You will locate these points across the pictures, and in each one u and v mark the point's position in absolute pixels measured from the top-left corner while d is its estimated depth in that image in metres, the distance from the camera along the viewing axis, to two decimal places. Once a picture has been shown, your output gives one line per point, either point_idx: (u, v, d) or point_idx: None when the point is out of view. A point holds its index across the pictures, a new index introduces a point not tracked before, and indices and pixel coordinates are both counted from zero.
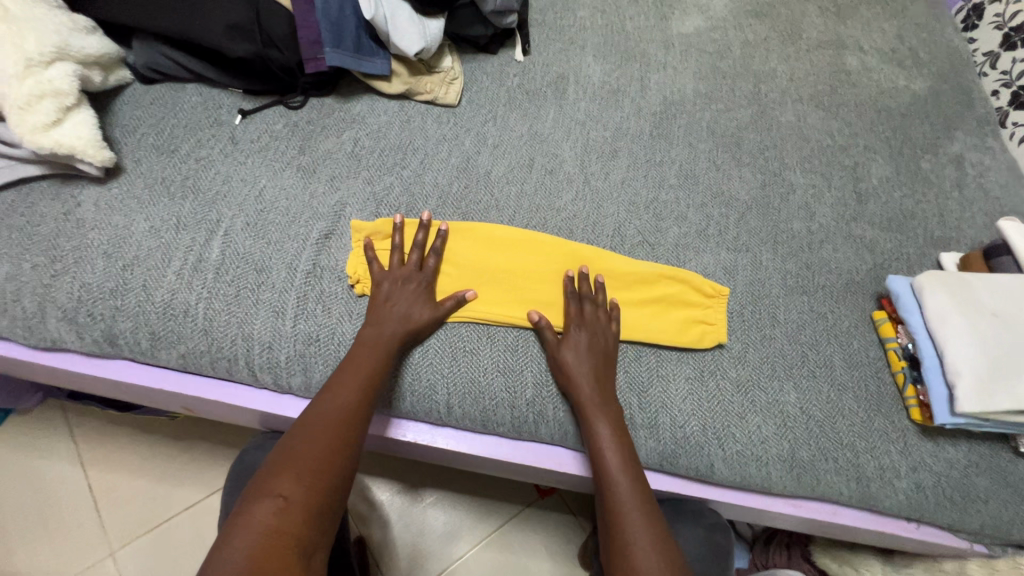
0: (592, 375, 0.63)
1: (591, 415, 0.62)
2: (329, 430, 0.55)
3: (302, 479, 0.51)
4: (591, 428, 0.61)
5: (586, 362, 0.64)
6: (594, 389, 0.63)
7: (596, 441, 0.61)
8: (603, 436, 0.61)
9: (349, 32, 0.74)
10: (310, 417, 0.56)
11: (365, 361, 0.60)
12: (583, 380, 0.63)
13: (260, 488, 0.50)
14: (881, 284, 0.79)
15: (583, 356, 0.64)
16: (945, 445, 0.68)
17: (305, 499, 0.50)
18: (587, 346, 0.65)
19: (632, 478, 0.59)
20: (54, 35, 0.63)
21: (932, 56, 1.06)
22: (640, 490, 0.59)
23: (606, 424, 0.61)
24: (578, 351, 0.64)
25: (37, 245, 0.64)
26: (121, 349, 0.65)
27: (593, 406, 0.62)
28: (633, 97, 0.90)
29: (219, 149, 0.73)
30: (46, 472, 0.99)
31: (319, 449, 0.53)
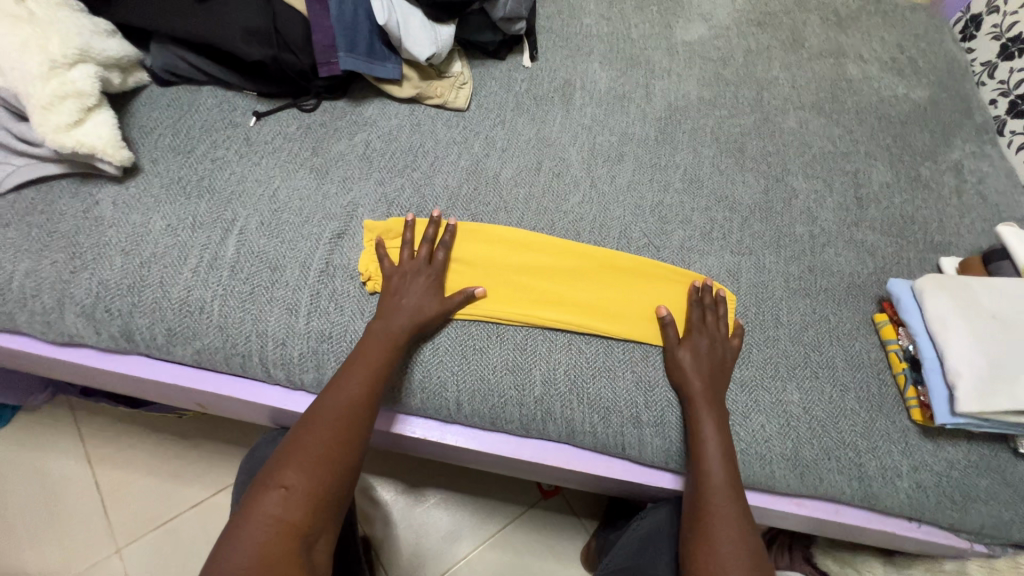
0: (704, 373, 0.66)
1: (698, 409, 0.64)
2: (334, 420, 0.57)
3: (307, 469, 0.53)
4: (697, 421, 0.64)
5: (701, 362, 0.67)
6: (705, 386, 0.65)
7: (701, 433, 0.63)
8: (710, 429, 0.63)
9: (362, 37, 0.76)
10: (319, 407, 0.58)
11: (374, 353, 0.62)
12: (699, 377, 0.66)
13: (267, 477, 0.53)
14: (882, 287, 0.80)
15: (701, 357, 0.67)
16: (946, 445, 0.69)
17: (308, 489, 0.52)
18: (703, 348, 0.68)
19: (730, 471, 0.61)
20: (77, 38, 0.65)
21: (931, 65, 1.09)
22: (732, 483, 0.61)
23: (715, 422, 0.64)
24: (696, 351, 0.67)
25: (56, 242, 0.65)
26: (137, 345, 0.66)
27: (705, 404, 0.64)
28: (638, 102, 0.92)
29: (234, 150, 0.75)
30: (54, 469, 1.00)
31: (325, 438, 0.56)
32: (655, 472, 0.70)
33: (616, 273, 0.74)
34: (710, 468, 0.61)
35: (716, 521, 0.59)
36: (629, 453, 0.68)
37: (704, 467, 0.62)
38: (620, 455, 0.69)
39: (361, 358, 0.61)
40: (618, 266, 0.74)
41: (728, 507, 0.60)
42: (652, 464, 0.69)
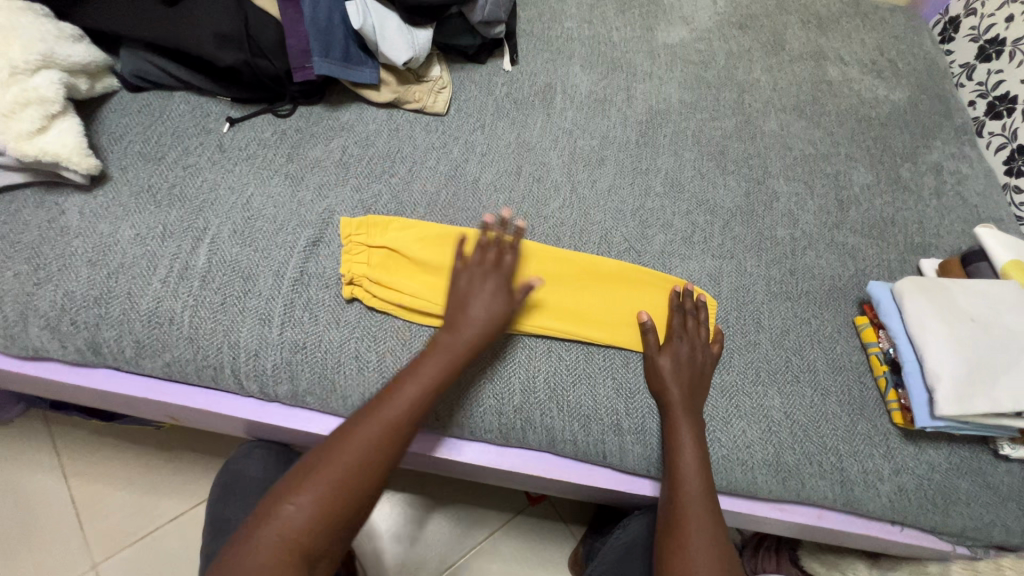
0: (685, 382, 0.66)
1: (675, 416, 0.64)
2: (365, 444, 0.53)
3: (330, 485, 0.51)
4: (674, 427, 0.63)
5: (682, 369, 0.66)
6: (683, 394, 0.65)
7: (678, 440, 0.63)
8: (687, 437, 0.63)
9: (337, 41, 0.75)
10: (355, 427, 0.54)
11: (412, 386, 0.57)
12: (678, 385, 0.65)
13: (289, 484, 0.52)
14: (863, 290, 0.80)
15: (681, 365, 0.67)
16: (927, 448, 0.69)
17: (324, 507, 0.50)
18: (685, 355, 0.67)
19: (705, 481, 0.61)
20: (40, 43, 0.63)
21: (911, 67, 1.09)
22: (707, 492, 0.61)
23: (691, 431, 0.63)
24: (676, 358, 0.67)
25: (19, 253, 0.63)
26: (105, 358, 0.64)
27: (680, 411, 0.64)
28: (619, 106, 0.92)
29: (207, 156, 0.73)
30: (27, 484, 0.98)
31: (355, 458, 0.53)
32: (637, 480, 0.69)
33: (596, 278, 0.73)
34: (685, 475, 0.61)
35: (689, 528, 0.58)
36: (611, 460, 0.67)
37: (679, 474, 0.61)
38: (601, 463, 0.68)
39: (409, 385, 0.57)
40: (599, 271, 0.73)
41: (701, 514, 0.59)
42: (634, 472, 0.68)
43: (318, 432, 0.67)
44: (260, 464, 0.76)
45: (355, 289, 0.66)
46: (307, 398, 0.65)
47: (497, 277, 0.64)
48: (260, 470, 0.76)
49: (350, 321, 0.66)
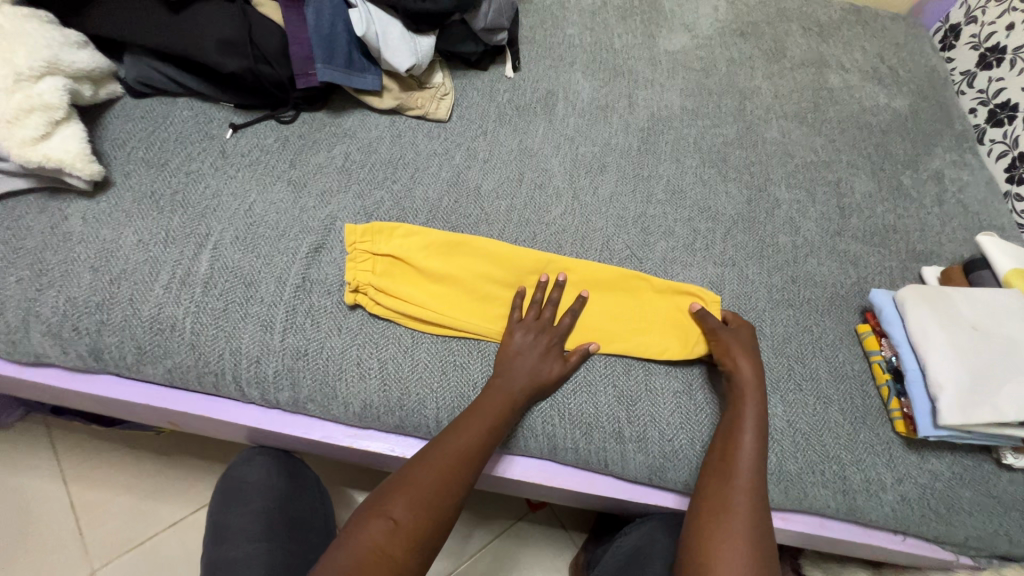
0: (757, 372, 0.66)
1: (742, 401, 0.64)
2: (446, 469, 0.56)
3: (413, 509, 0.53)
4: (741, 408, 0.63)
5: (756, 361, 0.67)
6: (754, 381, 0.65)
7: (742, 419, 0.63)
8: (750, 420, 0.62)
9: (340, 48, 0.75)
10: (433, 455, 0.57)
11: (478, 418, 0.60)
12: (754, 370, 0.65)
13: (372, 507, 0.54)
14: (865, 297, 0.80)
15: (752, 357, 0.67)
16: (929, 456, 0.69)
17: (412, 527, 0.52)
18: (750, 346, 0.68)
19: (760, 464, 0.60)
20: (45, 50, 0.63)
21: (911, 75, 1.09)
22: (759, 476, 0.60)
23: (758, 413, 0.63)
24: (747, 350, 0.67)
25: (22, 259, 0.64)
26: (107, 364, 0.64)
27: (752, 392, 0.64)
28: (621, 113, 0.92)
29: (210, 162, 0.74)
30: (27, 488, 0.98)
31: (432, 480, 0.55)
32: (640, 489, 0.69)
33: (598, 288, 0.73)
34: (742, 455, 0.60)
35: (736, 504, 0.58)
36: (613, 469, 0.67)
37: (735, 452, 0.61)
38: (604, 471, 0.68)
39: (479, 420, 0.60)
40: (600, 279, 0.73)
41: (749, 497, 0.58)
42: (636, 480, 0.68)
43: (318, 438, 0.67)
44: (259, 470, 0.76)
45: (358, 296, 0.66)
46: (308, 404, 0.65)
47: (549, 337, 0.67)
48: (259, 476, 0.76)
49: (352, 328, 0.66)
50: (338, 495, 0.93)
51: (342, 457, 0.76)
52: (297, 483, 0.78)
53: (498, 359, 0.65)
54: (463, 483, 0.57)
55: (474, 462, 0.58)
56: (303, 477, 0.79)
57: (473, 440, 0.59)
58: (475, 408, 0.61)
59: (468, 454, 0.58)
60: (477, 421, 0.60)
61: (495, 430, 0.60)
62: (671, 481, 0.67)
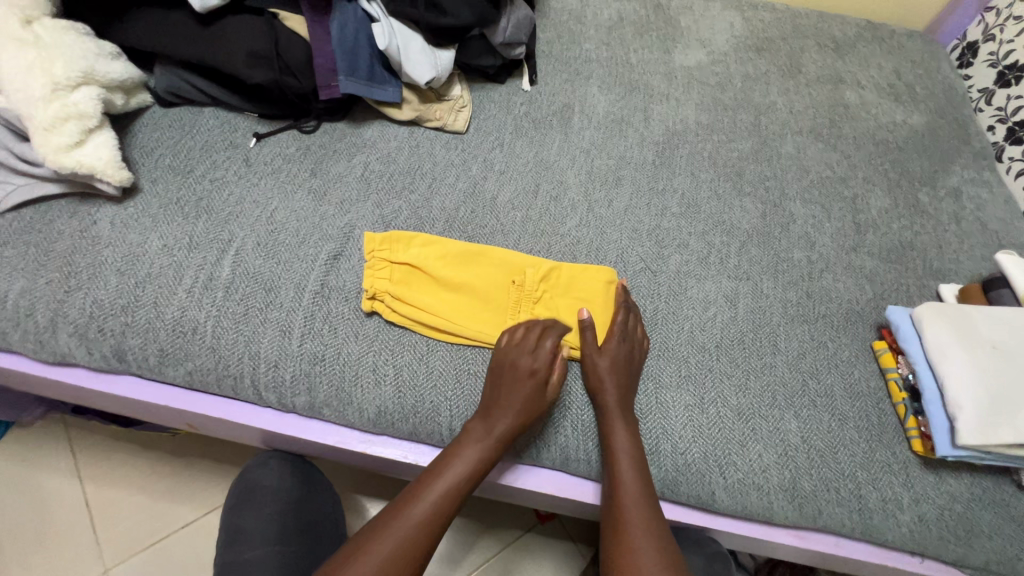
0: (618, 383, 0.65)
1: (610, 416, 0.64)
2: (453, 483, 0.59)
3: (411, 527, 0.56)
4: (610, 421, 0.63)
5: (616, 371, 0.65)
6: (619, 394, 0.64)
7: (613, 438, 0.63)
8: (621, 435, 0.63)
9: (363, 61, 0.77)
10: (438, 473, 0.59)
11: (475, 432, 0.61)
12: (613, 385, 0.65)
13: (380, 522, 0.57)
14: (881, 314, 0.79)
15: (620, 366, 0.66)
16: (947, 477, 0.68)
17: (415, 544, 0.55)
18: (622, 355, 0.66)
19: (640, 470, 0.61)
20: (81, 60, 0.66)
21: (928, 92, 1.09)
22: (644, 486, 0.61)
23: (625, 427, 0.63)
24: (614, 359, 0.66)
25: (53, 261, 0.65)
26: (129, 365, 0.66)
27: (615, 407, 0.64)
28: (636, 126, 0.93)
29: (234, 170, 0.76)
30: (44, 486, 0.99)
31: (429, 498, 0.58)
32: None
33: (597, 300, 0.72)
34: (621, 468, 0.61)
35: (630, 516, 0.59)
36: None
37: (616, 469, 0.61)
38: None
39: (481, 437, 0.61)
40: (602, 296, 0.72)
41: (640, 511, 0.59)
42: None
43: (333, 443, 0.67)
44: (275, 474, 0.77)
45: (375, 303, 0.67)
46: (324, 409, 0.66)
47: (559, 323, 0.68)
48: (275, 480, 0.76)
49: (369, 335, 0.67)
50: (348, 501, 0.93)
51: (355, 463, 0.77)
52: (311, 487, 0.78)
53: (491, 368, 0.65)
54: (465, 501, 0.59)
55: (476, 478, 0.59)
56: (316, 482, 0.79)
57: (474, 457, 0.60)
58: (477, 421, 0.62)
59: (471, 467, 0.59)
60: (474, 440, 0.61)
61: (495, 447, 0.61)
62: (684, 495, 0.66)
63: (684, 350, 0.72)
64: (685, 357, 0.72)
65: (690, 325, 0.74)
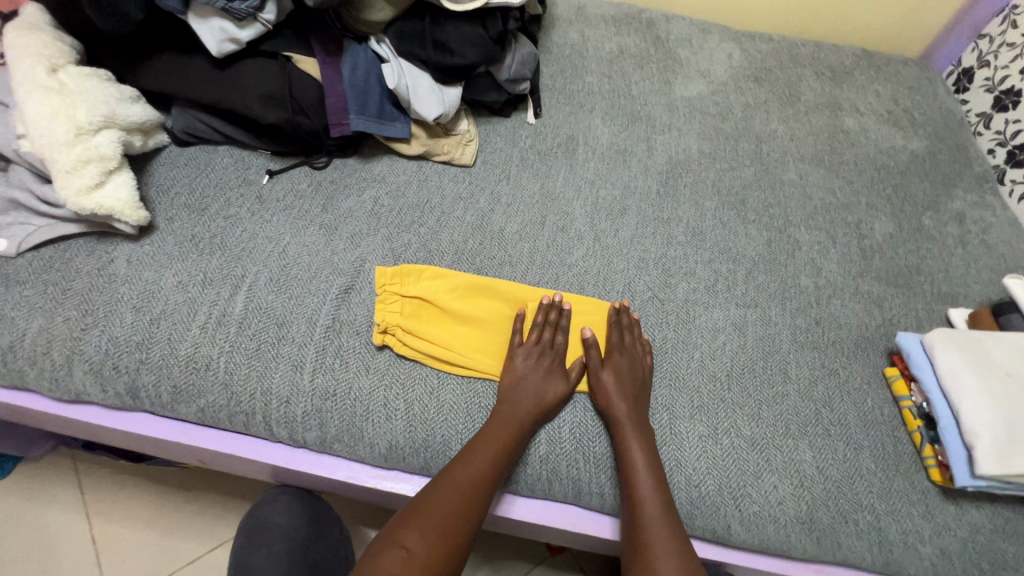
0: (628, 396, 0.66)
1: (628, 439, 0.63)
2: (466, 494, 0.58)
3: (426, 537, 0.55)
4: (626, 444, 0.63)
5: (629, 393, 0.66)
6: (628, 407, 0.65)
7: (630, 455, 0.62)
8: (640, 460, 0.62)
9: (373, 100, 0.80)
10: (446, 485, 0.59)
11: (488, 449, 0.61)
12: (624, 401, 0.65)
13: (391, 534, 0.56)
14: (891, 340, 0.79)
15: (623, 378, 0.67)
16: (968, 507, 0.67)
17: (428, 554, 0.54)
18: (628, 366, 0.68)
19: (659, 488, 0.61)
20: (103, 106, 0.68)
21: (926, 117, 1.11)
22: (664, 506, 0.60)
23: (639, 443, 0.63)
24: (617, 374, 0.67)
25: (70, 299, 0.66)
26: (143, 402, 0.66)
27: (629, 423, 0.64)
28: (640, 157, 0.94)
29: (248, 208, 0.77)
30: (50, 523, 0.99)
31: (443, 509, 0.57)
32: None
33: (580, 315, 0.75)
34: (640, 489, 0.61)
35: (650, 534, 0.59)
36: None
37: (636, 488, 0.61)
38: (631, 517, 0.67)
39: (485, 448, 0.61)
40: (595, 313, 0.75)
41: (661, 528, 0.59)
42: None
43: (344, 478, 0.67)
44: (285, 510, 0.76)
45: (386, 336, 0.68)
46: (335, 444, 0.66)
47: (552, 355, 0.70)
48: (286, 517, 0.76)
49: (379, 368, 0.67)
50: (356, 536, 0.92)
51: (365, 498, 0.76)
52: (322, 523, 0.78)
53: (500, 391, 0.66)
54: (474, 511, 0.58)
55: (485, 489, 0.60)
56: (327, 518, 0.79)
57: (481, 467, 0.60)
58: (483, 434, 0.62)
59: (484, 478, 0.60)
60: (479, 453, 0.61)
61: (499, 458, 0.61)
62: (699, 529, 0.65)
63: (696, 379, 0.72)
64: (696, 387, 0.71)
65: (700, 354, 0.74)
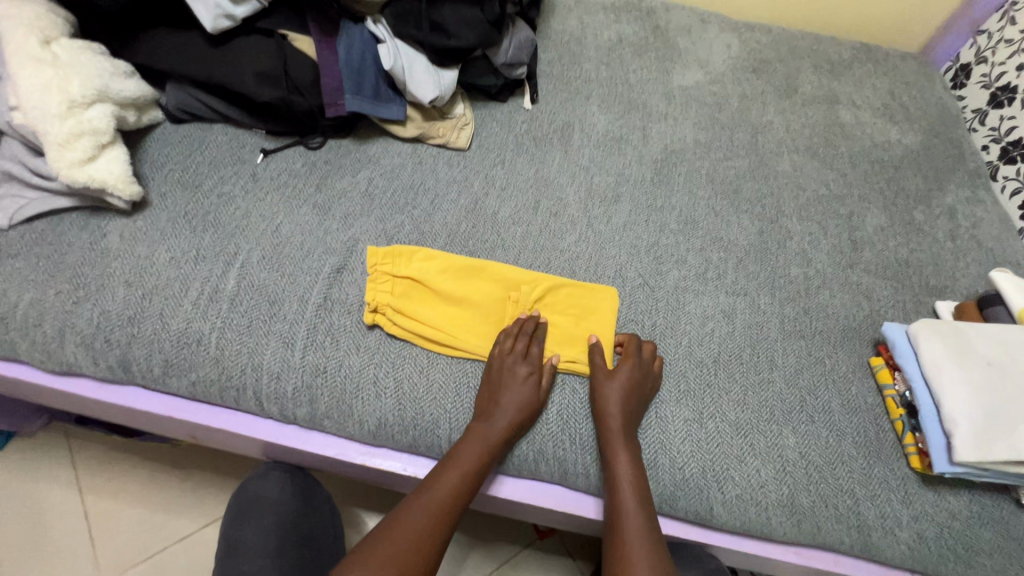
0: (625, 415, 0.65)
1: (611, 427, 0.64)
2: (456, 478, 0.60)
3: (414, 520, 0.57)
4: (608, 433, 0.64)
5: (625, 386, 0.66)
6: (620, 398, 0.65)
7: (610, 443, 0.64)
8: (621, 449, 0.63)
9: (368, 80, 0.80)
10: (434, 482, 0.60)
11: (475, 438, 0.62)
12: (620, 399, 0.65)
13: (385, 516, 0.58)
14: (878, 330, 0.80)
15: (631, 388, 0.66)
16: (946, 494, 0.68)
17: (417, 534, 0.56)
18: (635, 377, 0.67)
19: (638, 474, 0.62)
20: (97, 79, 0.68)
21: (922, 112, 1.11)
22: (642, 490, 0.62)
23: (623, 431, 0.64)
24: (625, 379, 0.66)
25: (63, 273, 0.67)
26: (134, 376, 0.67)
27: (616, 413, 0.65)
28: (635, 145, 0.95)
29: (241, 186, 0.77)
30: (43, 497, 0.99)
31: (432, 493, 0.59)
32: None
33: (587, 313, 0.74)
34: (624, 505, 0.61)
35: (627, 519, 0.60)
36: None
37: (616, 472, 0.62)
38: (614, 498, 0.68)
39: (474, 445, 0.62)
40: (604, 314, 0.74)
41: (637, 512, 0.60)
42: None
43: (334, 455, 0.68)
44: (275, 486, 0.77)
45: (376, 316, 0.68)
46: (324, 421, 0.66)
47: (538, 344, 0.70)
48: (276, 494, 0.77)
49: (370, 347, 0.68)
50: (346, 515, 0.93)
51: (355, 476, 0.77)
52: (312, 500, 0.79)
53: (489, 376, 0.67)
54: (458, 508, 0.60)
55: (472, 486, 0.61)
56: (317, 495, 0.79)
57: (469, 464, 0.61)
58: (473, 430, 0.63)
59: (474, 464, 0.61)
60: (470, 446, 0.62)
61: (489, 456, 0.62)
62: (682, 511, 0.66)
63: (683, 364, 0.73)
64: (684, 372, 0.72)
65: (688, 340, 0.75)
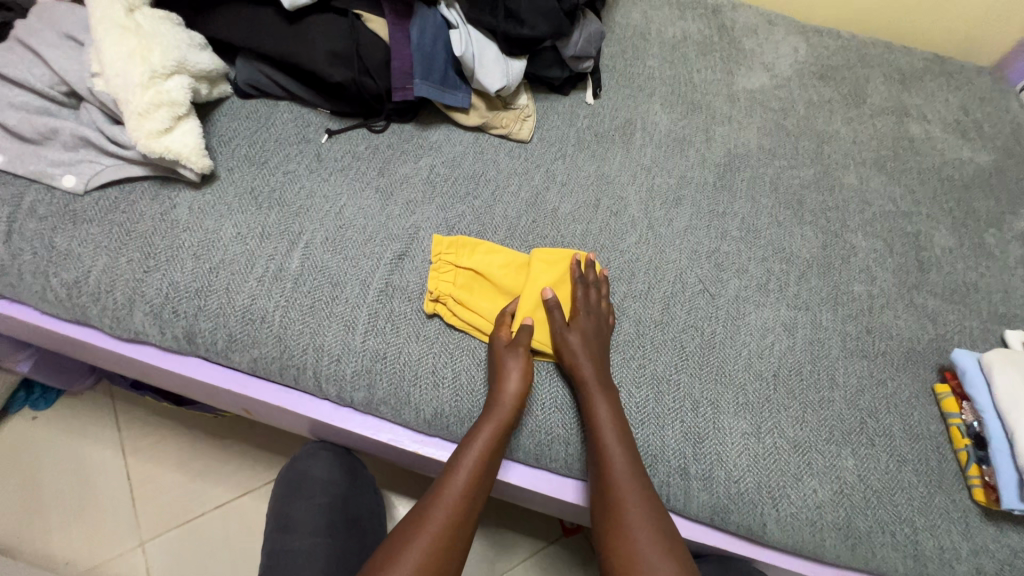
0: (598, 381, 0.64)
1: (591, 390, 0.64)
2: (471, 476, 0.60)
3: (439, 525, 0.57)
4: (591, 401, 0.63)
5: (587, 343, 0.66)
6: (595, 369, 0.65)
7: (595, 415, 0.63)
8: (604, 409, 0.63)
9: (438, 66, 0.78)
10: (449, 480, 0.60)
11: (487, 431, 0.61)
12: (588, 359, 0.65)
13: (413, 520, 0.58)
14: (943, 356, 0.78)
15: (589, 339, 0.67)
16: (1008, 530, 0.66)
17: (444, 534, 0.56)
18: (595, 324, 0.68)
19: (625, 443, 0.62)
20: (176, 50, 0.68)
21: (997, 130, 1.07)
22: (631, 457, 0.61)
23: (606, 401, 0.63)
24: (583, 332, 0.67)
25: (134, 241, 0.68)
26: (198, 347, 0.67)
27: (595, 383, 0.64)
28: (697, 147, 0.92)
29: (305, 165, 0.77)
30: (89, 456, 1.02)
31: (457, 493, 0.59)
32: (701, 528, 0.68)
33: (549, 274, 0.72)
34: (616, 478, 0.60)
35: (622, 494, 0.59)
36: (674, 505, 0.67)
37: (601, 439, 0.62)
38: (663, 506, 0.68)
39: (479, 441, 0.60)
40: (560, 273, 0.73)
41: (632, 485, 0.60)
42: (695, 518, 0.67)
43: (386, 440, 0.68)
44: (324, 466, 0.78)
45: (437, 305, 0.68)
46: (381, 406, 0.66)
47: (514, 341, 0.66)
48: (323, 472, 0.78)
49: (429, 336, 0.68)
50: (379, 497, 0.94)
51: (399, 461, 0.77)
52: (356, 481, 0.80)
53: (493, 357, 0.66)
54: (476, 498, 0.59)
55: (486, 485, 0.60)
56: (362, 476, 0.80)
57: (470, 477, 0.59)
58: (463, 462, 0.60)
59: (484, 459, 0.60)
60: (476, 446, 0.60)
61: (501, 445, 0.62)
62: (733, 524, 0.66)
63: (741, 377, 0.71)
64: (743, 385, 0.71)
65: (747, 351, 0.73)
